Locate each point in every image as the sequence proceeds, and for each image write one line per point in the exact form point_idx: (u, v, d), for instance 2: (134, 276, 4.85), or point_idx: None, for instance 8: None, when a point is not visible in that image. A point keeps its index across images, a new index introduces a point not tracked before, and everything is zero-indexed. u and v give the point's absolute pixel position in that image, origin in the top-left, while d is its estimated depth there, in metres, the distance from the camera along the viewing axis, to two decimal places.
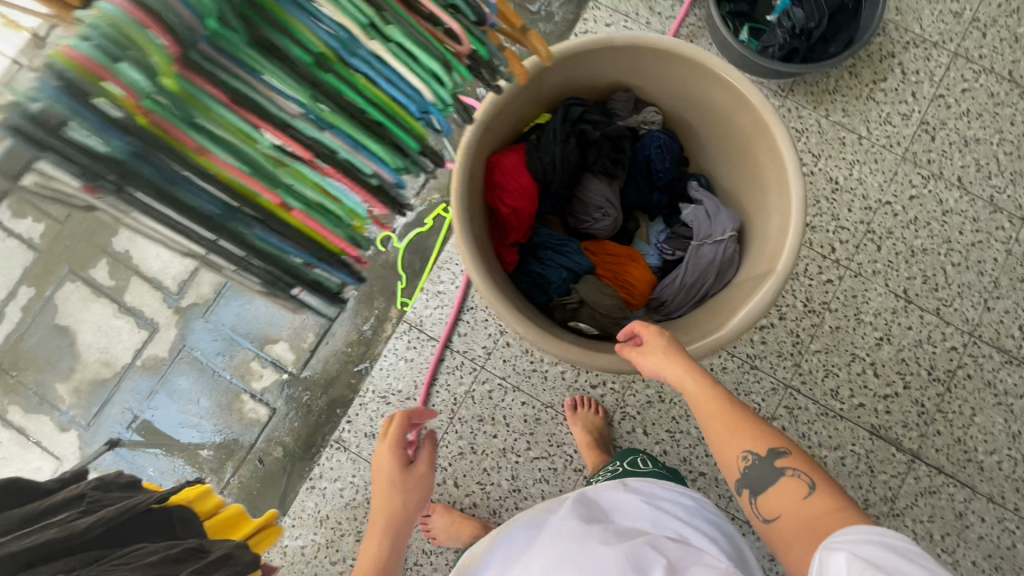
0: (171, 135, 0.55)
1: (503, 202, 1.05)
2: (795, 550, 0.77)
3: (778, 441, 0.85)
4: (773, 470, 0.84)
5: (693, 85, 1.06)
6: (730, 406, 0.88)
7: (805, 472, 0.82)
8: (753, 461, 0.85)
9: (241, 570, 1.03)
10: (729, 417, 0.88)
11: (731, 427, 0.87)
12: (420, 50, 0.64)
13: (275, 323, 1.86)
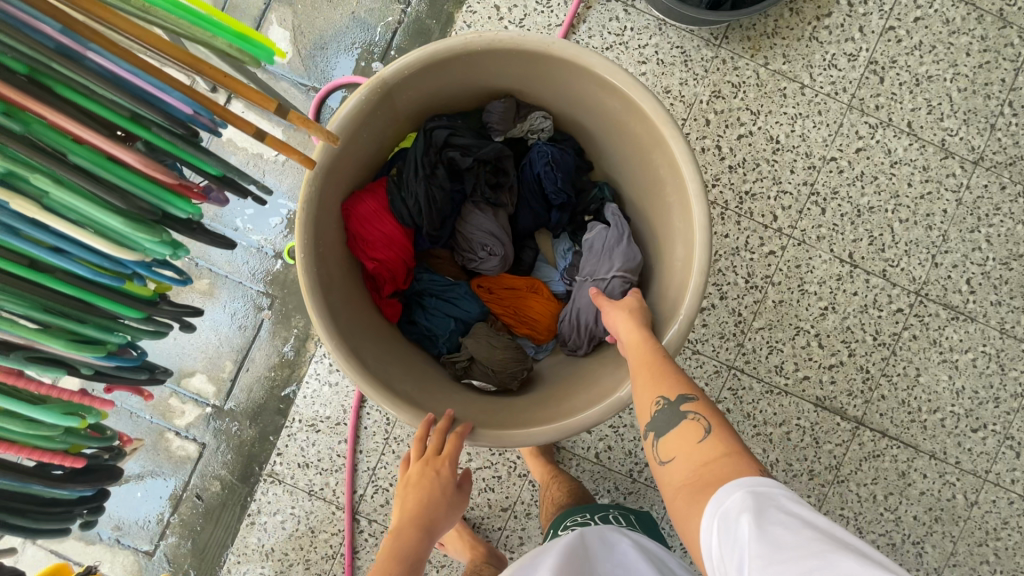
0: None
1: (367, 256, 0.90)
2: (680, 501, 0.66)
3: (695, 390, 0.75)
4: (680, 419, 0.73)
5: (576, 89, 0.89)
6: (651, 350, 0.80)
7: (716, 426, 0.71)
8: (663, 407, 0.74)
9: None
10: (652, 358, 0.79)
11: (647, 370, 0.78)
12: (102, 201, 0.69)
13: (187, 354, 1.72)
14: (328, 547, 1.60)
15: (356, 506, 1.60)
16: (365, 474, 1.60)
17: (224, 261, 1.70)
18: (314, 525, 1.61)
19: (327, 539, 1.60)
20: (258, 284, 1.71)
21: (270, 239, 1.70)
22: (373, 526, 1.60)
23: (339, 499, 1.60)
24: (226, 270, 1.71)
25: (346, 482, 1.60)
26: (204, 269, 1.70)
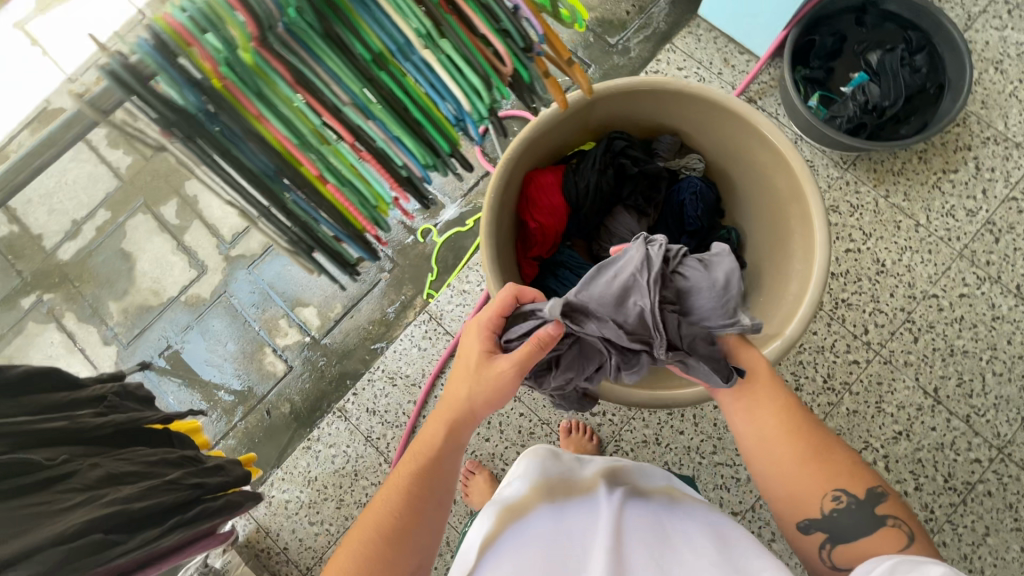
0: (248, 104, 0.63)
1: (533, 218, 1.10)
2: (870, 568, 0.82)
3: (871, 482, 0.86)
4: (868, 512, 0.85)
5: (740, 142, 1.08)
6: (821, 446, 0.87)
7: (902, 517, 0.84)
8: (847, 503, 0.85)
9: (233, 479, 1.17)
10: (823, 458, 0.87)
11: (820, 467, 0.86)
12: (476, 74, 0.71)
13: (308, 288, 1.98)
14: (363, 495, 1.70)
15: None
16: None
17: None
18: (359, 470, 1.72)
19: (366, 487, 1.70)
20: (387, 249, 1.97)
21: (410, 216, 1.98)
22: None
23: (389, 453, 1.72)
24: None
25: (401, 440, 1.72)
26: None
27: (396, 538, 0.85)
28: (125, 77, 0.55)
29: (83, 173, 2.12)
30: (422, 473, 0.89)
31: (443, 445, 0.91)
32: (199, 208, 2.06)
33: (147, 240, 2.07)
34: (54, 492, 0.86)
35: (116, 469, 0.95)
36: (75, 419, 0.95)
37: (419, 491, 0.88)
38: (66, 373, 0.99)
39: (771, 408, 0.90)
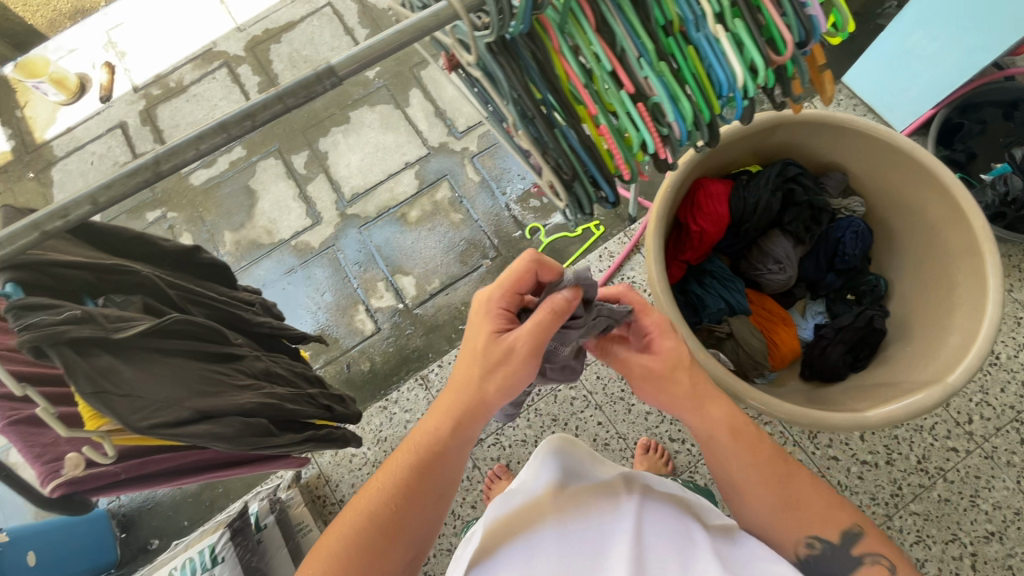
0: (554, 34, 0.65)
1: (695, 221, 1.14)
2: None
3: (848, 520, 0.77)
4: (848, 555, 0.76)
5: (915, 191, 1.09)
6: (792, 485, 0.77)
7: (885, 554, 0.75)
8: (822, 551, 0.76)
9: (350, 413, 1.15)
10: (795, 499, 0.77)
11: (789, 510, 0.76)
12: (761, 51, 0.68)
13: (411, 258, 2.04)
14: None
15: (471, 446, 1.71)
16: (494, 424, 1.73)
17: (481, 211, 2.06)
18: None
19: None
20: (494, 238, 2.03)
21: (522, 213, 2.05)
22: (475, 471, 1.69)
23: None
24: (477, 217, 2.06)
25: None
26: (463, 209, 2.08)
27: (387, 536, 0.79)
28: None
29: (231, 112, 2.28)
30: (416, 471, 0.82)
31: (442, 440, 0.83)
32: (327, 164, 2.18)
33: (272, 183, 2.19)
34: (229, 367, 0.82)
35: (271, 368, 0.91)
36: (240, 311, 0.95)
37: (415, 486, 0.82)
38: (226, 270, 0.99)
39: (728, 441, 0.78)
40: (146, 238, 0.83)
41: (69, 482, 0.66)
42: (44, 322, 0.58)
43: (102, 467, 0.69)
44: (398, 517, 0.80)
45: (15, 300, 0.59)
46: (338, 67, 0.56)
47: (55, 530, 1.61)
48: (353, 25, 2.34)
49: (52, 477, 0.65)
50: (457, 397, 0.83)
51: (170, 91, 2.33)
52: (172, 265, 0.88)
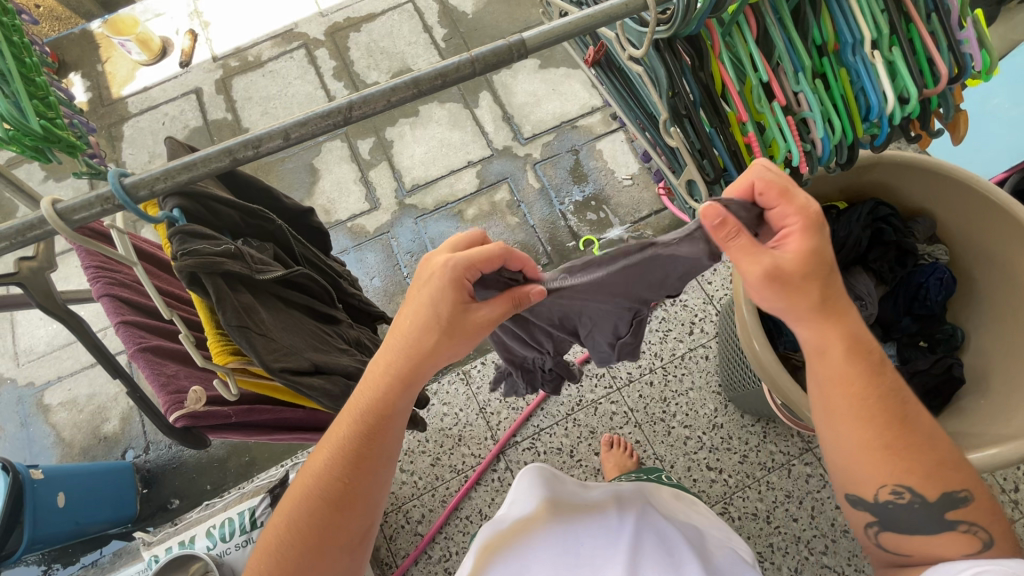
0: (717, 39, 0.67)
1: None
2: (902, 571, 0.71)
3: (958, 483, 0.67)
4: (935, 516, 0.68)
5: (1001, 245, 1.06)
6: (903, 434, 0.67)
7: (983, 526, 0.67)
8: (909, 503, 0.68)
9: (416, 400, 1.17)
10: (909, 451, 0.67)
11: (892, 456, 0.67)
12: (915, 81, 0.70)
13: None
14: (460, 463, 1.69)
15: (505, 448, 1.70)
16: (531, 428, 1.71)
17: (537, 217, 2.07)
18: (463, 436, 1.72)
19: (465, 455, 1.70)
20: (548, 245, 2.02)
21: (578, 224, 2.04)
22: (507, 473, 1.66)
23: (497, 432, 1.72)
24: (533, 222, 2.06)
25: (512, 423, 1.72)
26: (520, 213, 2.08)
27: (332, 521, 0.70)
28: None
29: (304, 92, 2.33)
30: (351, 444, 0.71)
31: (378, 406, 0.71)
32: (391, 153, 2.22)
33: (335, 164, 2.23)
34: (330, 330, 0.85)
35: (361, 338, 0.95)
36: (341, 281, 0.99)
37: (351, 464, 0.71)
38: (324, 239, 1.02)
39: (838, 376, 0.68)
40: (271, 194, 0.88)
41: (191, 415, 0.66)
42: (206, 252, 0.60)
43: (217, 407, 0.69)
44: (347, 487, 0.71)
45: (186, 225, 0.61)
46: (527, 41, 0.58)
47: (87, 475, 1.62)
48: (432, 23, 2.39)
49: (176, 407, 0.65)
50: (403, 357, 0.71)
51: (248, 64, 2.40)
52: (287, 220, 0.92)
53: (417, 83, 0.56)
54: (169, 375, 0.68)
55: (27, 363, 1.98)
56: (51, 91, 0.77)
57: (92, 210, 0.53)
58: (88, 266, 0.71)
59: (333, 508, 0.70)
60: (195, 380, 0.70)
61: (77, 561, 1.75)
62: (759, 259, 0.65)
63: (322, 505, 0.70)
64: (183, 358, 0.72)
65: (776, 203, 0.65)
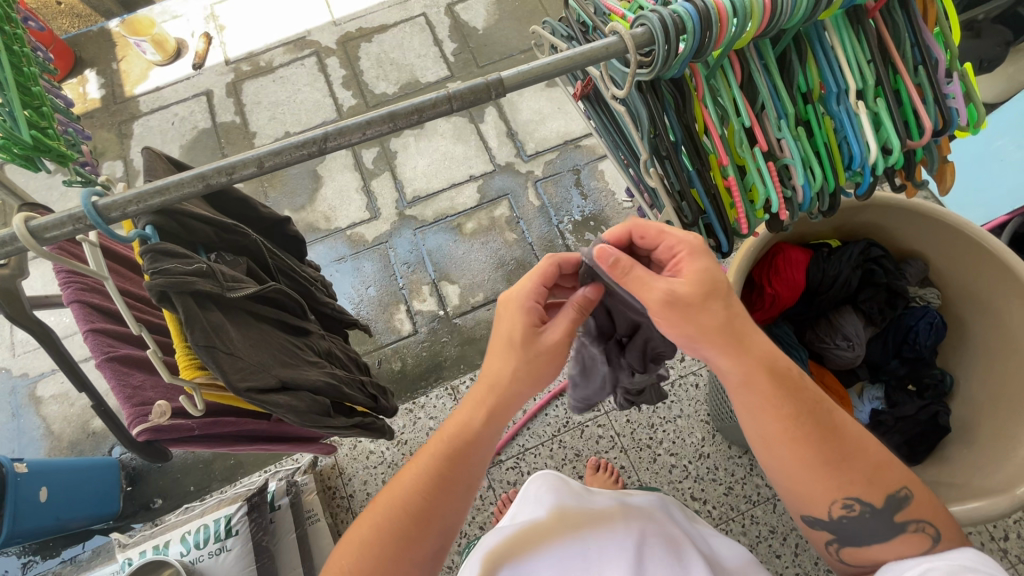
0: (701, 82, 0.67)
1: (770, 284, 1.13)
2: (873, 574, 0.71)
3: (897, 484, 0.68)
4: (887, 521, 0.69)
5: (992, 291, 1.04)
6: (838, 448, 0.67)
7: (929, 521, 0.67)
8: (860, 513, 0.68)
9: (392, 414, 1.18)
10: (845, 461, 0.67)
11: (837, 471, 0.67)
12: (899, 133, 0.70)
13: (459, 268, 2.04)
14: None
15: (488, 465, 1.69)
16: (516, 447, 1.70)
17: (535, 234, 2.07)
18: None
19: None
20: None
21: (576, 243, 2.04)
22: (489, 491, 1.65)
23: None
24: (531, 239, 2.07)
25: (497, 441, 1.71)
26: (518, 229, 2.09)
27: (410, 544, 0.69)
28: (664, 26, 0.59)
29: (312, 99, 2.36)
30: (440, 467, 0.72)
31: (471, 433, 0.74)
32: (395, 163, 2.23)
33: (338, 172, 2.25)
34: (301, 342, 0.86)
35: (332, 349, 0.96)
36: (314, 290, 0.99)
37: (438, 489, 0.72)
38: (299, 245, 1.04)
39: (767, 401, 0.67)
40: (248, 203, 0.89)
41: (154, 428, 0.67)
42: (176, 271, 0.61)
43: (181, 420, 0.70)
44: (433, 507, 0.71)
45: (159, 243, 0.62)
46: (505, 80, 0.59)
47: (71, 470, 1.63)
48: (443, 37, 2.42)
49: (139, 421, 0.66)
50: (503, 383, 0.74)
51: (259, 69, 2.43)
52: (259, 228, 0.93)
53: (392, 116, 0.57)
54: (135, 387, 0.69)
55: (22, 354, 2.00)
56: (46, 100, 0.79)
57: (64, 229, 0.54)
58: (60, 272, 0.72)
59: (418, 528, 0.70)
60: (161, 393, 0.71)
61: (58, 556, 1.76)
62: (655, 288, 0.66)
63: (410, 525, 0.70)
64: (152, 369, 0.73)
65: (657, 241, 0.70)
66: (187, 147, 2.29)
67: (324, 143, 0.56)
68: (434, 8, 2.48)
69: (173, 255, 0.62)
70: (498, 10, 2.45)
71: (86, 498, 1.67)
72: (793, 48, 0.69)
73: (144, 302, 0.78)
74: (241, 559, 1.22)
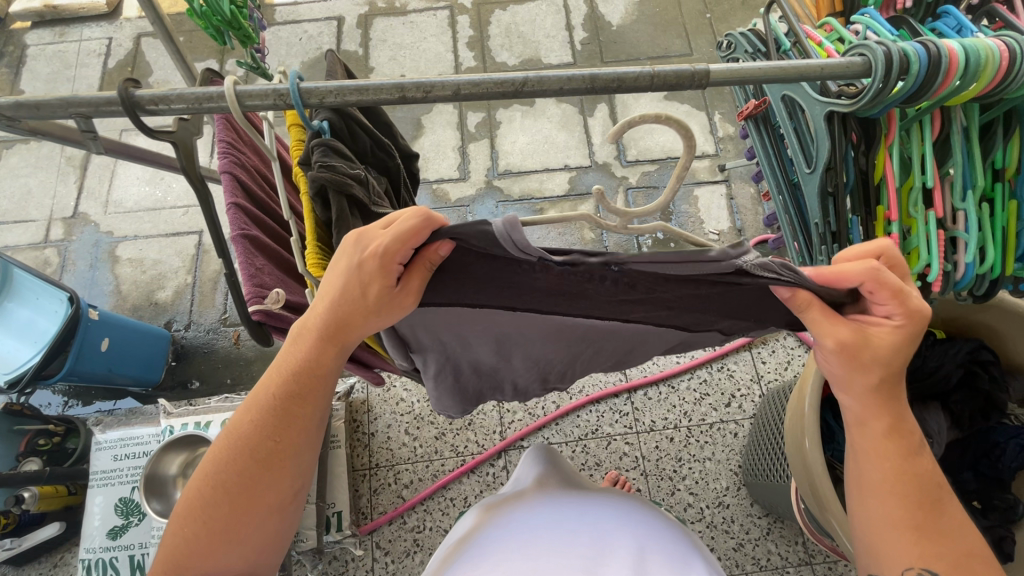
0: (894, 130, 0.65)
1: None
2: None
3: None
4: None
5: None
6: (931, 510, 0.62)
7: None
8: None
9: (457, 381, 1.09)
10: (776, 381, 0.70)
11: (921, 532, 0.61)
12: None
13: None
14: (462, 446, 1.70)
15: (509, 447, 1.69)
16: (540, 438, 1.70)
17: (613, 240, 2.05)
18: (473, 422, 1.73)
19: (471, 440, 1.71)
20: None
21: None
22: (502, 472, 1.66)
23: (507, 429, 1.72)
24: (608, 243, 2.04)
25: (524, 427, 1.72)
26: (598, 230, 2.07)
27: (229, 514, 0.64)
28: (888, 61, 0.56)
29: (435, 50, 2.39)
30: (268, 417, 0.65)
31: (303, 368, 0.65)
32: (496, 133, 2.25)
33: (441, 127, 2.27)
34: None
35: None
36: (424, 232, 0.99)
37: (270, 437, 0.64)
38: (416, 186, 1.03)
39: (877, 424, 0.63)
40: (393, 130, 0.87)
41: (266, 312, 0.70)
42: (338, 172, 0.63)
43: (286, 315, 0.73)
44: (272, 451, 0.65)
45: (329, 140, 0.64)
46: (710, 73, 0.58)
47: (133, 330, 1.72)
48: (575, 24, 2.41)
49: (255, 301, 0.70)
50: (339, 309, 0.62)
51: (393, 9, 2.48)
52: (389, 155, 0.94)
53: (592, 78, 0.57)
54: (257, 268, 0.72)
55: (112, 213, 2.12)
56: None
57: (261, 100, 0.56)
58: (221, 142, 0.75)
59: (259, 473, 0.64)
60: (276, 280, 0.74)
61: (94, 404, 1.87)
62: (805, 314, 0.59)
63: (243, 465, 0.64)
64: (270, 254, 0.76)
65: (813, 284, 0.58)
66: (307, 65, 2.37)
67: (521, 89, 0.56)
68: None
69: (337, 155, 0.64)
70: (637, 13, 2.42)
71: (142, 361, 1.78)
72: (1002, 121, 0.65)
73: (264, 197, 0.80)
74: None
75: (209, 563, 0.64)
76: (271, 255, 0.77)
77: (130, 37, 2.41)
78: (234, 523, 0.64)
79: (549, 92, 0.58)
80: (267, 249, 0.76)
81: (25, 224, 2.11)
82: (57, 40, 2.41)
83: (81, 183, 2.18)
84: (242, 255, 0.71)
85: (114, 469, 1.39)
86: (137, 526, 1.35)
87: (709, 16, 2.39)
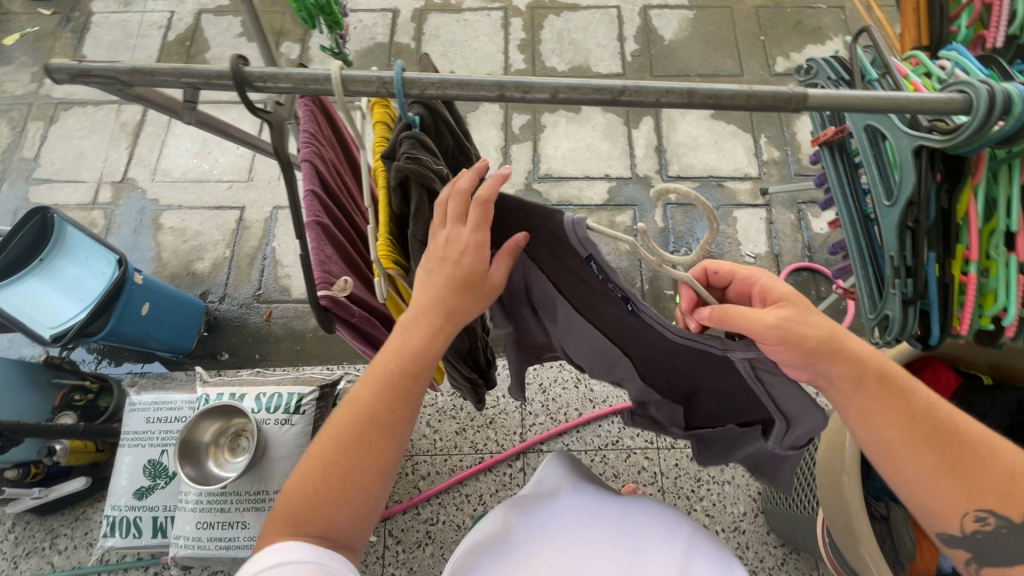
0: (982, 171, 0.64)
1: None
2: None
3: None
4: None
5: None
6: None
7: None
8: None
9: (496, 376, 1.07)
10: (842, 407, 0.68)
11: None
12: None
13: None
14: (482, 443, 1.71)
15: (528, 449, 1.69)
16: (559, 443, 1.70)
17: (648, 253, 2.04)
18: (494, 421, 1.74)
19: (491, 438, 1.71)
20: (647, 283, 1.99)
21: None
22: (520, 473, 1.66)
23: (527, 432, 1.72)
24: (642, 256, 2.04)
25: (544, 431, 1.72)
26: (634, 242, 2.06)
27: (343, 481, 0.66)
28: (991, 101, 0.56)
29: (486, 50, 2.40)
30: (383, 391, 0.68)
31: (419, 348, 0.68)
32: (539, 137, 2.26)
33: (485, 126, 2.28)
34: None
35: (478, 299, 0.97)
36: None
37: (386, 410, 0.68)
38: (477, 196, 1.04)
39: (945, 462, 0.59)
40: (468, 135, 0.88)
41: (332, 299, 0.72)
42: (424, 166, 0.64)
43: (349, 304, 0.75)
44: (382, 423, 0.68)
45: (418, 133, 0.66)
46: (808, 97, 0.57)
47: (172, 297, 1.76)
48: (628, 35, 2.41)
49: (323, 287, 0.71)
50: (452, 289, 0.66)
51: (448, 6, 2.51)
52: None
53: (690, 92, 0.57)
54: (326, 257, 0.74)
55: (160, 182, 2.18)
56: None
57: (365, 87, 0.57)
58: (304, 129, 0.77)
59: (372, 443, 0.67)
60: (342, 269, 0.75)
61: (126, 366, 1.91)
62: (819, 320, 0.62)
63: (358, 435, 0.67)
64: (337, 243, 0.78)
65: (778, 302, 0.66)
66: (360, 53, 2.40)
67: (618, 97, 0.57)
68: (630, 6, 2.48)
69: (423, 150, 0.66)
70: (691, 29, 2.42)
71: (177, 328, 1.82)
72: None
73: (336, 186, 0.82)
74: (305, 435, 1.28)
75: (323, 524, 0.65)
76: (339, 244, 0.78)
77: (191, 13, 2.47)
78: (347, 490, 0.66)
79: (644, 102, 0.59)
80: (335, 238, 0.77)
81: (75, 185, 2.17)
82: (122, 10, 2.47)
83: (132, 150, 2.23)
84: (314, 242, 0.73)
85: (145, 431, 1.42)
86: (164, 488, 1.38)
87: (763, 38, 2.38)
